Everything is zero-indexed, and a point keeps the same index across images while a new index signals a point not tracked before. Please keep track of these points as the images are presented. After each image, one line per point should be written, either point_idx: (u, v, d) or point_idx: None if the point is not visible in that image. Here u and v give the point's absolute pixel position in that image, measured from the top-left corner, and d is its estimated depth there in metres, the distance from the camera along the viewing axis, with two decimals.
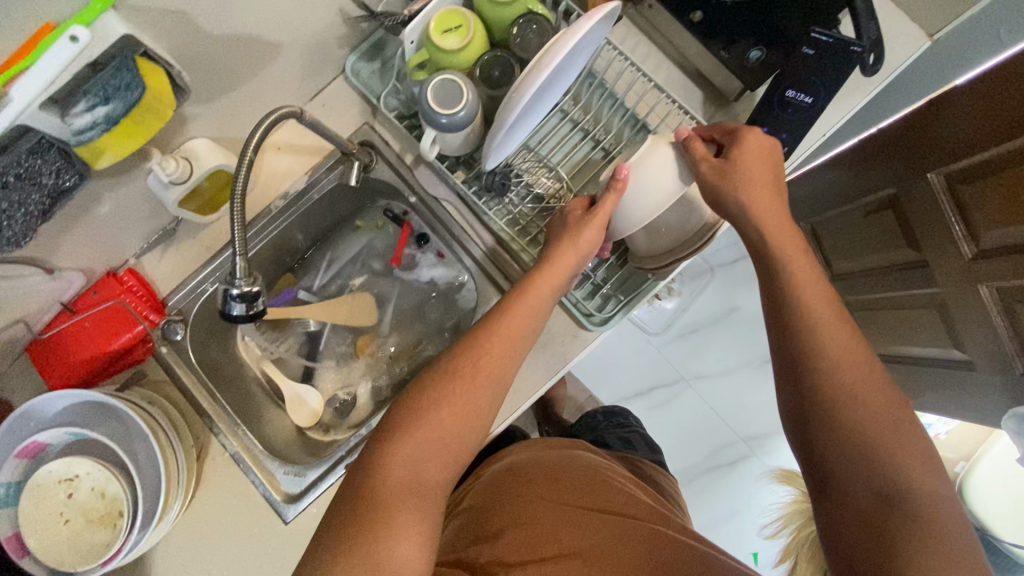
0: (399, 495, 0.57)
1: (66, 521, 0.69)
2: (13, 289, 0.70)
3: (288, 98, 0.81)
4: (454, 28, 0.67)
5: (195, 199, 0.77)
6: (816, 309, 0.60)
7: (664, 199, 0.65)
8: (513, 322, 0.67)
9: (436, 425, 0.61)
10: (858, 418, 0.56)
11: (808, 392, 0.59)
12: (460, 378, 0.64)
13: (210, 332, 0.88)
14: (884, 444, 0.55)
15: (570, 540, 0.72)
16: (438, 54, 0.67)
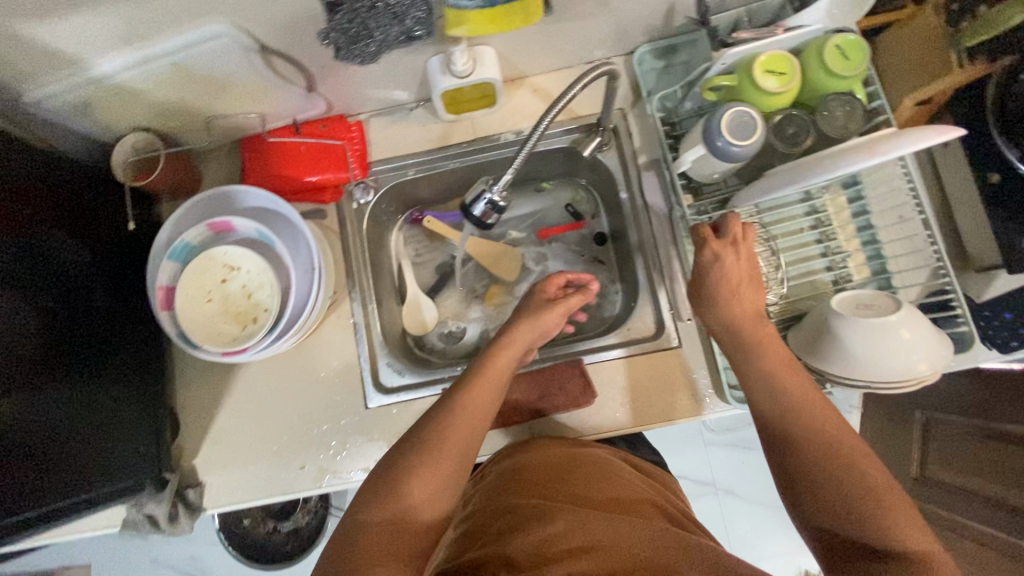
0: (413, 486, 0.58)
1: (209, 301, 0.74)
2: (276, 90, 0.76)
3: (572, 53, 0.83)
4: (778, 73, 0.68)
5: (451, 94, 0.80)
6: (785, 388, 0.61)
7: (895, 363, 0.64)
8: (502, 362, 0.71)
9: (451, 430, 0.63)
10: (849, 494, 0.53)
11: (801, 475, 0.56)
12: (440, 441, 0.62)
13: (382, 209, 0.92)
14: (884, 511, 0.52)
15: (562, 516, 0.58)
16: (747, 87, 0.69)
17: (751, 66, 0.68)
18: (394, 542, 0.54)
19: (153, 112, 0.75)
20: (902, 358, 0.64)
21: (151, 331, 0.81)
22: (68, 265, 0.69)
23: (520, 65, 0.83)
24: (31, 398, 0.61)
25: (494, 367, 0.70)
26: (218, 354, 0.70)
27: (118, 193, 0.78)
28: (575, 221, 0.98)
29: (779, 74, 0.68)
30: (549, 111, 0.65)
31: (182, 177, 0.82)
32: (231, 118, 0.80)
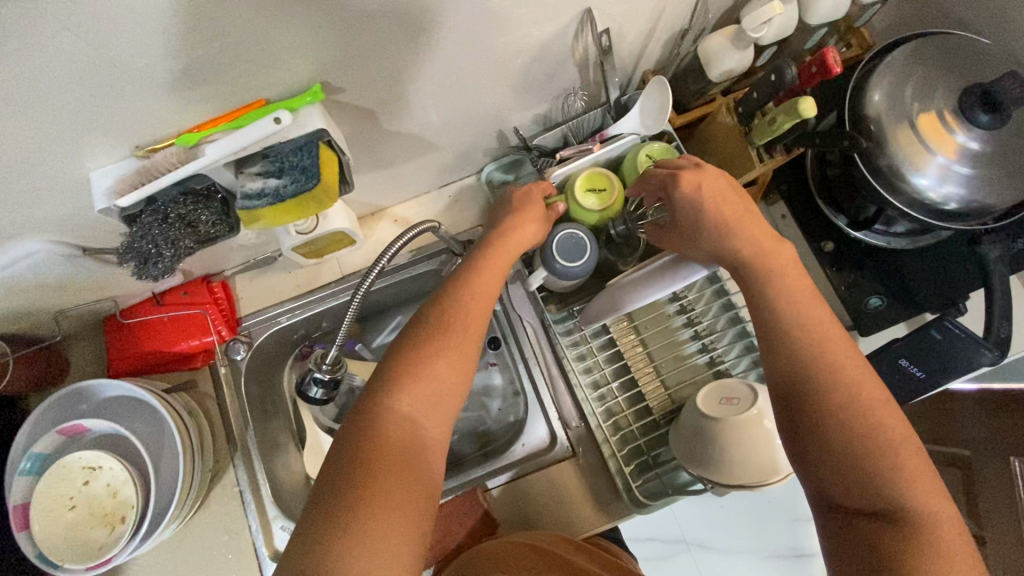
0: (396, 451, 0.47)
1: (71, 509, 0.70)
2: (123, 275, 0.75)
3: (422, 182, 0.85)
4: (598, 191, 0.72)
5: (305, 246, 0.81)
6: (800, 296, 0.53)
7: (762, 457, 0.64)
8: (490, 284, 0.59)
9: (434, 369, 0.51)
10: (852, 440, 0.47)
11: (809, 407, 0.49)
12: (420, 368, 0.51)
13: (264, 358, 0.90)
14: (891, 461, 0.46)
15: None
16: (573, 207, 0.72)
17: (575, 183, 0.72)
18: (388, 490, 0.44)
19: None
20: (766, 452, 0.64)
21: None
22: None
23: (373, 201, 0.85)
24: None
25: (482, 284, 0.59)
26: (82, 571, 0.66)
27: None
28: None
29: (602, 188, 0.72)
30: (383, 254, 0.67)
31: (42, 373, 0.80)
32: (83, 307, 0.78)
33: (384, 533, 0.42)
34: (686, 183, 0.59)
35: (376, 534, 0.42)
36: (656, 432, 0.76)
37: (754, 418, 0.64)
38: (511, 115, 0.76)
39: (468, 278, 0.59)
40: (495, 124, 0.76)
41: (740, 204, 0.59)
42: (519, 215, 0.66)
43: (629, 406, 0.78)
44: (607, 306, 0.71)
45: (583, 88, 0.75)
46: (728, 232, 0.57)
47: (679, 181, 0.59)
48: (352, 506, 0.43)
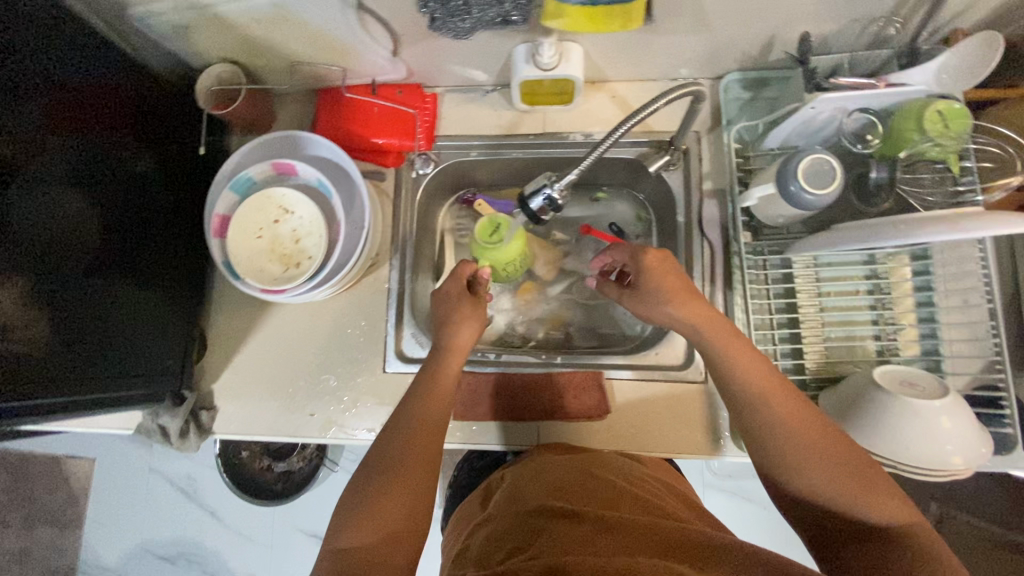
0: (381, 486, 0.59)
1: (258, 238, 0.76)
2: (363, 47, 0.76)
3: (658, 67, 0.82)
4: (494, 231, 0.86)
5: (530, 86, 0.80)
6: (747, 410, 0.60)
7: (929, 448, 0.61)
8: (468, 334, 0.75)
9: (407, 455, 0.62)
10: (814, 474, 0.55)
11: (770, 461, 0.58)
12: (406, 428, 0.65)
13: (438, 183, 0.93)
14: (858, 499, 0.53)
15: (598, 539, 0.56)
16: (490, 253, 0.86)
17: (477, 241, 0.87)
18: (399, 477, 0.60)
19: (244, 47, 0.77)
20: (933, 446, 0.61)
21: (199, 254, 0.84)
22: (130, 172, 0.71)
23: (604, 69, 0.83)
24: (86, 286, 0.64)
25: (460, 339, 0.74)
26: (257, 290, 0.72)
27: (190, 117, 0.81)
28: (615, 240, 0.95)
29: (494, 229, 0.86)
30: (630, 118, 0.64)
31: (257, 114, 0.85)
32: (314, 66, 0.82)
33: (396, 495, 0.59)
34: (650, 268, 0.66)
35: (399, 491, 0.59)
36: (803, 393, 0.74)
37: (935, 410, 0.61)
38: (797, 23, 0.70)
39: (444, 351, 0.73)
40: (776, 25, 0.71)
41: (695, 305, 0.64)
42: (449, 318, 0.75)
43: (783, 358, 0.75)
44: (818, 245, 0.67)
45: (893, 17, 0.67)
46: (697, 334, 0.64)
47: (645, 258, 0.67)
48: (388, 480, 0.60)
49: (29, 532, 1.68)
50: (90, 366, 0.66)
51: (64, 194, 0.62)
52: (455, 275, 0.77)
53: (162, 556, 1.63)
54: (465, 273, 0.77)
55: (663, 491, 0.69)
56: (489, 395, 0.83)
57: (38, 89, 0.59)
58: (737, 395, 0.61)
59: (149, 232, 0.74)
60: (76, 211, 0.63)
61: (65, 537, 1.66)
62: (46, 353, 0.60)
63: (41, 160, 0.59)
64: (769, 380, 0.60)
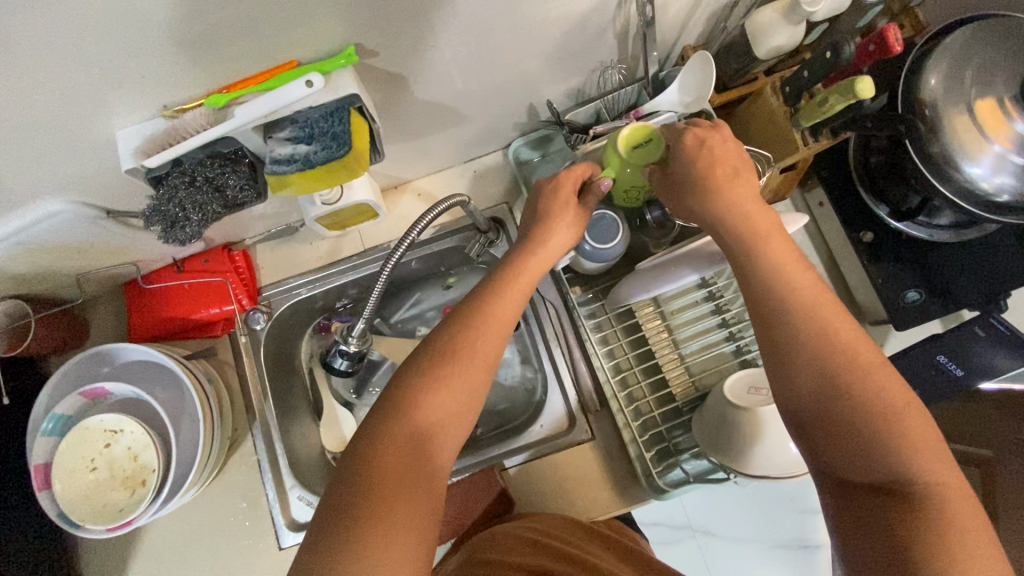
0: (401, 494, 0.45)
1: (92, 471, 0.70)
2: (143, 241, 0.74)
3: (448, 156, 0.83)
4: (645, 140, 0.62)
5: (330, 217, 0.79)
6: (812, 320, 0.48)
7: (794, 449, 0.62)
8: (490, 341, 0.55)
9: (438, 403, 0.50)
10: (830, 406, 0.46)
11: (826, 378, 0.46)
12: (451, 362, 0.53)
13: (284, 329, 0.90)
14: (921, 450, 0.43)
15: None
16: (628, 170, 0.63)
17: (620, 153, 0.62)
18: (386, 518, 0.43)
19: (19, 282, 0.73)
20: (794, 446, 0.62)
21: None
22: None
23: (398, 174, 0.83)
24: None
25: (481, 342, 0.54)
26: (104, 532, 0.66)
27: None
28: None
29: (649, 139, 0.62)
30: (408, 234, 0.66)
31: (63, 335, 0.80)
32: (104, 270, 0.78)
33: (398, 525, 0.43)
34: (692, 136, 0.56)
35: (396, 531, 0.43)
36: (679, 419, 0.75)
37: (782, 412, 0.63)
38: (544, 89, 0.73)
39: (456, 356, 0.53)
40: (526, 95, 0.74)
41: (738, 162, 0.55)
42: (519, 264, 0.60)
43: (651, 392, 0.77)
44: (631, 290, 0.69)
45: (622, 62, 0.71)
46: (713, 191, 0.53)
47: (685, 139, 0.57)
48: (379, 487, 0.45)
49: None
50: None
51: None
52: (568, 174, 0.64)
53: None
54: (579, 174, 0.64)
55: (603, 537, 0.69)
56: None
57: None
58: (749, 244, 0.51)
59: None
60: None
61: None
62: None
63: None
64: (806, 287, 0.49)
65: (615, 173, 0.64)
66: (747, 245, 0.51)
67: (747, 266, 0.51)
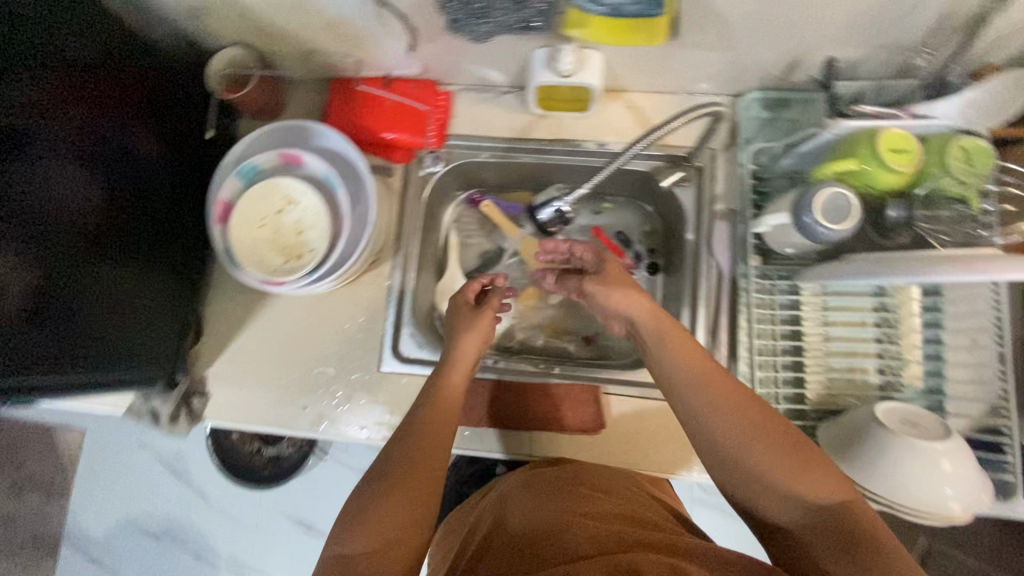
0: (393, 502, 0.56)
1: (260, 227, 0.75)
2: (379, 40, 0.75)
3: (679, 81, 0.80)
4: (905, 151, 0.62)
5: (546, 91, 0.78)
6: (723, 408, 0.56)
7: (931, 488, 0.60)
8: (451, 396, 0.68)
9: (411, 468, 0.59)
10: (774, 489, 0.53)
11: (751, 461, 0.54)
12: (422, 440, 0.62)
13: (446, 182, 0.91)
14: (846, 518, 0.51)
15: (575, 534, 0.59)
16: (872, 169, 0.63)
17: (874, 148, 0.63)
18: (384, 518, 0.55)
19: (263, 32, 0.76)
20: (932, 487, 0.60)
21: (199, 243, 0.83)
22: (115, 144, 0.67)
23: (623, 78, 0.81)
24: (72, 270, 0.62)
25: (461, 358, 0.72)
26: (256, 280, 0.70)
27: (194, 96, 0.80)
28: (620, 250, 0.93)
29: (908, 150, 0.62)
30: (644, 138, 0.72)
31: (265, 100, 0.84)
32: (327, 56, 0.80)
33: (398, 519, 0.55)
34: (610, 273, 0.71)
35: (390, 522, 0.55)
36: (800, 424, 0.73)
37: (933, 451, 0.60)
38: (825, 45, 0.69)
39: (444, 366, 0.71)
40: (803, 45, 0.69)
41: (667, 320, 0.64)
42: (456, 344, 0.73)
43: (784, 386, 0.74)
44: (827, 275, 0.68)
45: (924, 47, 0.65)
46: (644, 319, 0.64)
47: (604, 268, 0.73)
48: (365, 520, 0.55)
49: (15, 498, 1.71)
50: (67, 353, 0.62)
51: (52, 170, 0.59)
52: (461, 293, 0.78)
53: (149, 532, 1.67)
54: (475, 287, 0.79)
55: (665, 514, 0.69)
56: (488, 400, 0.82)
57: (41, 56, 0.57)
58: (659, 348, 0.62)
59: (139, 220, 0.72)
60: (68, 186, 0.61)
61: (52, 507, 1.70)
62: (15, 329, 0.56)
63: (39, 137, 0.57)
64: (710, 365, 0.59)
65: (858, 167, 0.65)
66: (657, 345, 0.63)
67: (668, 369, 0.60)
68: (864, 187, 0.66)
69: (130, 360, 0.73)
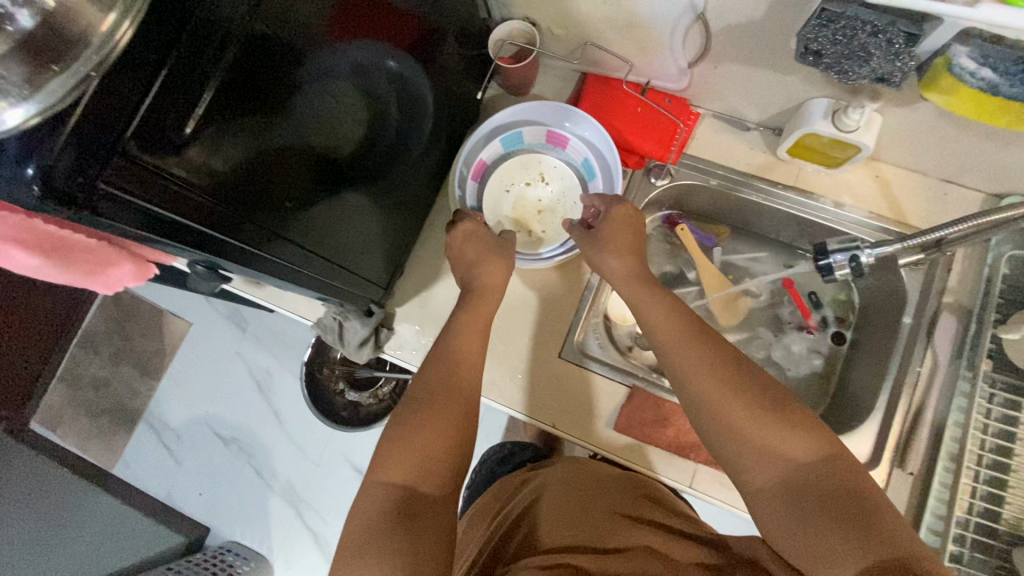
0: (419, 406, 0.64)
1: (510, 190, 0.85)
2: (667, 49, 0.77)
3: (941, 165, 0.79)
4: None
5: (809, 138, 0.78)
6: (687, 361, 0.61)
7: None
8: (479, 316, 0.74)
9: (433, 378, 0.67)
10: (743, 433, 0.55)
11: (718, 409, 0.57)
12: (434, 358, 0.70)
13: (660, 198, 0.93)
14: (815, 466, 0.52)
15: (623, 534, 0.61)
16: None
17: None
18: (410, 431, 0.61)
19: (558, 14, 0.80)
20: None
21: (419, 186, 0.85)
22: (394, 73, 0.71)
23: (883, 147, 0.80)
24: (297, 171, 0.58)
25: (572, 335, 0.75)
26: None
27: (466, 53, 0.84)
28: (807, 310, 0.94)
29: None
30: (962, 223, 0.65)
31: (525, 76, 0.88)
32: (603, 51, 0.83)
33: (426, 421, 0.62)
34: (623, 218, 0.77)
35: (419, 423, 0.62)
36: (992, 543, 0.70)
37: None
38: None
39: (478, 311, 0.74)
40: None
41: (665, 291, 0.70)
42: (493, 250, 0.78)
43: (981, 500, 0.71)
44: None
45: None
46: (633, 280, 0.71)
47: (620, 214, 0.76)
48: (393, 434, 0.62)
49: (114, 365, 1.82)
50: (335, 250, 0.70)
51: (346, 84, 0.62)
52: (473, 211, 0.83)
53: (219, 435, 1.74)
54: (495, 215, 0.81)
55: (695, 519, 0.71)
56: (658, 419, 0.80)
57: None
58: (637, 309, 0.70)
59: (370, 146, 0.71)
60: (358, 104, 0.65)
61: (143, 383, 1.80)
62: (251, 212, 0.52)
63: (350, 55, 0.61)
64: (682, 327, 0.64)
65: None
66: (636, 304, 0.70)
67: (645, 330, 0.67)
68: None
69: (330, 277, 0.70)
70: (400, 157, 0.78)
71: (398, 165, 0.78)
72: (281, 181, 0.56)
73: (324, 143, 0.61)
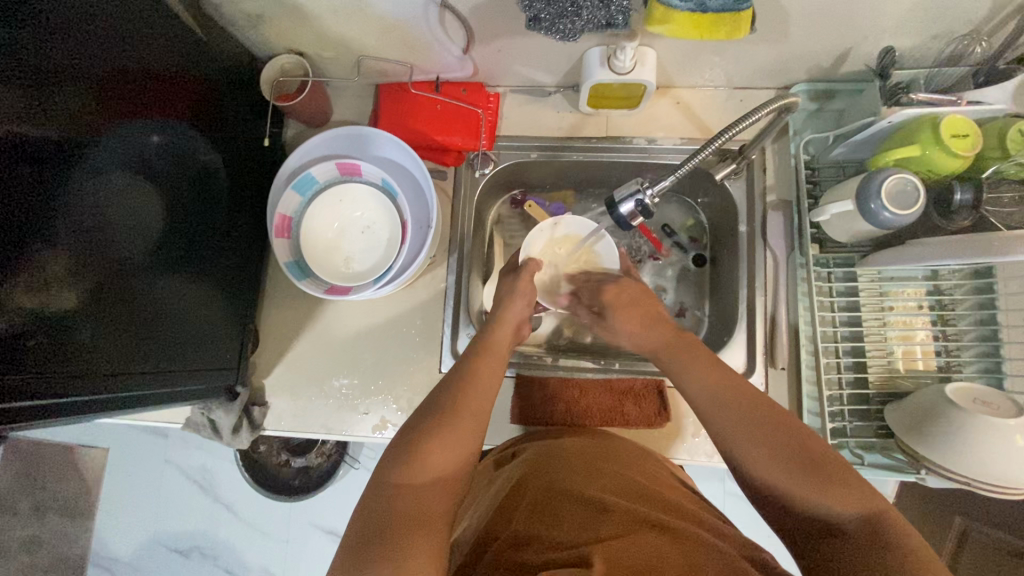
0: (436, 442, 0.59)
1: (325, 237, 0.79)
2: (436, 44, 0.76)
3: (727, 77, 0.82)
4: (963, 134, 0.64)
5: (599, 89, 0.79)
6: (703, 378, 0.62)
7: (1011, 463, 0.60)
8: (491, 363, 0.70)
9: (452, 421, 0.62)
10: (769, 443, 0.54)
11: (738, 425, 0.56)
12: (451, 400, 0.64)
13: (494, 183, 0.93)
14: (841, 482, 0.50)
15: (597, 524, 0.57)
16: (931, 154, 0.65)
17: (932, 132, 0.64)
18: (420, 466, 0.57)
19: (319, 40, 0.77)
20: (1009, 464, 0.60)
21: (237, 260, 0.80)
22: (166, 147, 0.66)
23: (672, 75, 0.82)
24: (65, 277, 0.53)
25: (495, 339, 0.75)
26: (322, 292, 0.73)
27: (246, 103, 0.80)
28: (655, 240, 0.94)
29: (965, 135, 0.64)
30: (724, 134, 0.63)
31: (315, 107, 0.85)
32: (380, 61, 0.80)
33: (448, 444, 0.59)
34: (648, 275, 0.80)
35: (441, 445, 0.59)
36: (864, 406, 0.75)
37: (1009, 426, 0.61)
38: (876, 38, 0.70)
39: (465, 394, 0.65)
40: (855, 38, 0.70)
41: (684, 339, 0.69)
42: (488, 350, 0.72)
43: (846, 371, 0.76)
44: (885, 261, 0.70)
45: (977, 35, 0.67)
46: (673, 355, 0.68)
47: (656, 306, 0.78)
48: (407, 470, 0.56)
49: (39, 520, 1.69)
50: (144, 355, 0.63)
51: (113, 177, 0.59)
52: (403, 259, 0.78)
53: (176, 548, 1.64)
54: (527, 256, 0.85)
55: (668, 485, 0.67)
56: (547, 398, 0.82)
57: (84, 68, 0.54)
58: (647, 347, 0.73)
59: (165, 232, 0.66)
60: (128, 188, 0.60)
61: (75, 527, 1.67)
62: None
63: (89, 141, 0.55)
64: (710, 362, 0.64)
65: (918, 154, 0.66)
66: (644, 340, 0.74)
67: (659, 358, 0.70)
68: (922, 170, 0.68)
69: (145, 376, 0.63)
70: (202, 236, 0.72)
71: (204, 245, 0.73)
72: (34, 293, 0.50)
73: (104, 241, 0.58)
